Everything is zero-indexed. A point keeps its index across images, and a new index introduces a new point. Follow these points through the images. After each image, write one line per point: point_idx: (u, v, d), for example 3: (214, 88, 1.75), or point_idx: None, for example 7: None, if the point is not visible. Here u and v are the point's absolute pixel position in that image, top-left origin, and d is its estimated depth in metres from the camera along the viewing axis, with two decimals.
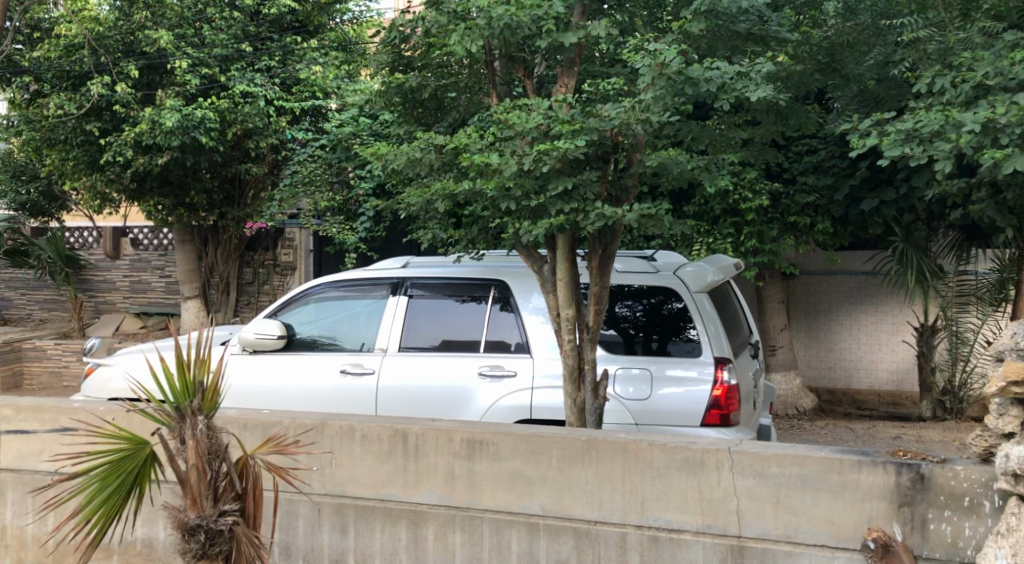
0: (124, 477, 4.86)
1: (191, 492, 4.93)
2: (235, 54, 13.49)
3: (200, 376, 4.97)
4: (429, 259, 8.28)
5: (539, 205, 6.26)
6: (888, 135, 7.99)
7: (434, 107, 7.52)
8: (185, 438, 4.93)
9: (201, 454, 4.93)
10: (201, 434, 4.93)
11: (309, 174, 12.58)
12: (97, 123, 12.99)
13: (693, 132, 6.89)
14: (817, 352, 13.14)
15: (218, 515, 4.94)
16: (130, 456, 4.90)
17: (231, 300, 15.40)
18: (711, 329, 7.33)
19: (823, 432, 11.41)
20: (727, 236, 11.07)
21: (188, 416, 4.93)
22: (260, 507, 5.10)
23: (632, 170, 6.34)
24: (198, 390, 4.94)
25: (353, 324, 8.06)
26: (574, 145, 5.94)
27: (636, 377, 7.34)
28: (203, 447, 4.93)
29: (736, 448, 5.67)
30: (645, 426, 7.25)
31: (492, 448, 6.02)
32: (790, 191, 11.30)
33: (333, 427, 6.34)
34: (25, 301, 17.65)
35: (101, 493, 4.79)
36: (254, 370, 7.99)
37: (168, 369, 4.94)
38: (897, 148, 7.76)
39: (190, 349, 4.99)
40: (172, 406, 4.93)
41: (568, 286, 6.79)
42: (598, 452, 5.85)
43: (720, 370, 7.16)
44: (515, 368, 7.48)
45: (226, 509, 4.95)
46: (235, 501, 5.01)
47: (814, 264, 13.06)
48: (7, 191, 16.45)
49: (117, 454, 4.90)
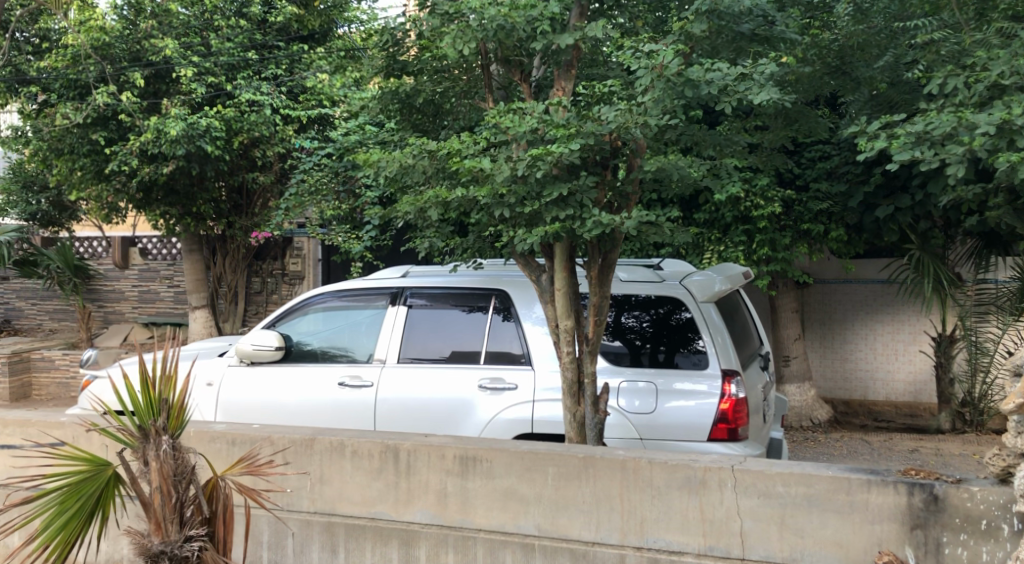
0: (83, 500, 4.90)
1: (155, 516, 5.00)
2: (241, 63, 13.38)
3: (166, 394, 5.03)
4: (430, 268, 8.05)
5: (534, 212, 6.04)
6: (897, 138, 7.67)
7: (431, 113, 7.36)
8: (149, 462, 5.00)
9: (167, 477, 5.01)
10: (166, 457, 5.00)
11: (315, 183, 12.30)
12: (103, 132, 12.76)
13: (698, 137, 6.65)
14: (832, 362, 12.84)
15: (184, 541, 5.03)
16: (90, 479, 4.94)
17: (239, 309, 15.19)
18: (718, 340, 7.07)
19: (838, 444, 11.11)
20: (738, 245, 10.78)
21: (152, 437, 4.99)
22: (229, 531, 5.18)
23: (632, 176, 6.09)
24: (163, 408, 5.00)
25: (351, 335, 7.83)
26: (569, 149, 5.74)
27: (641, 390, 7.09)
28: (169, 470, 5.00)
29: (740, 465, 5.41)
30: (649, 441, 7.01)
31: (485, 465, 5.79)
32: (803, 199, 11.03)
33: (322, 442, 6.11)
34: (35, 311, 17.50)
35: (61, 517, 4.83)
36: (250, 383, 7.78)
37: (133, 387, 4.99)
38: (906, 152, 7.49)
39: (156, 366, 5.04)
40: (136, 425, 4.97)
41: (567, 296, 6.56)
42: (595, 469, 5.60)
43: (727, 383, 6.90)
44: (516, 381, 7.24)
45: (192, 534, 5.04)
46: (203, 525, 5.10)
47: (829, 272, 12.78)
48: (18, 201, 16.35)
49: (78, 476, 4.95)
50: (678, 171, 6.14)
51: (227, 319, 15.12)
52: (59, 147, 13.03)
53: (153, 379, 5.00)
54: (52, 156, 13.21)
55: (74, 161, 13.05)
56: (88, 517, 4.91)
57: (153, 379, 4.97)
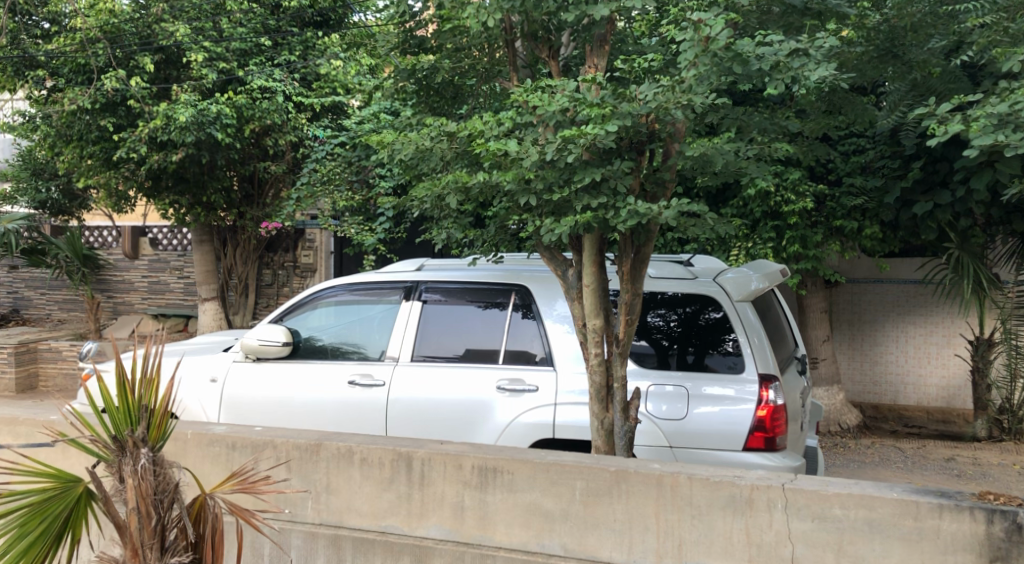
0: (49, 520, 4.59)
1: (131, 541, 4.60)
2: (254, 49, 12.91)
3: (147, 401, 4.62)
4: (445, 261, 7.55)
5: (563, 200, 5.60)
6: (975, 121, 7.18)
7: (450, 95, 6.93)
8: (125, 479, 4.59)
9: (146, 496, 4.58)
10: (145, 474, 4.57)
11: (328, 172, 11.87)
12: (112, 118, 12.27)
13: (740, 120, 6.13)
14: (861, 365, 12.20)
15: None
16: (57, 497, 4.63)
17: (249, 302, 14.70)
18: (755, 342, 6.55)
19: (871, 451, 10.57)
20: (768, 241, 10.20)
21: (130, 451, 4.58)
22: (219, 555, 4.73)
23: (670, 163, 5.57)
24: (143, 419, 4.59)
25: (362, 331, 7.35)
26: (604, 131, 5.26)
27: (670, 395, 6.58)
28: (149, 490, 4.58)
29: (791, 484, 4.91)
30: (680, 450, 6.50)
31: (507, 478, 5.30)
32: (835, 194, 10.45)
33: (329, 448, 5.66)
34: (43, 301, 17.07)
35: (23, 541, 4.50)
36: (254, 380, 7.31)
37: (112, 392, 4.58)
38: (988, 136, 6.96)
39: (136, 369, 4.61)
40: (111, 436, 4.58)
41: (595, 293, 6.03)
42: (628, 485, 5.11)
43: (765, 389, 6.40)
44: (537, 382, 6.74)
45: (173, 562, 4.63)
46: (189, 551, 4.70)
47: (860, 271, 12.15)
48: (28, 189, 15.90)
49: (43, 494, 4.63)
50: (720, 156, 5.59)
51: (236, 311, 14.64)
52: (66, 133, 12.53)
53: (131, 382, 4.61)
54: (60, 143, 12.74)
55: (83, 148, 12.56)
56: (55, 538, 4.60)
57: (131, 383, 4.57)
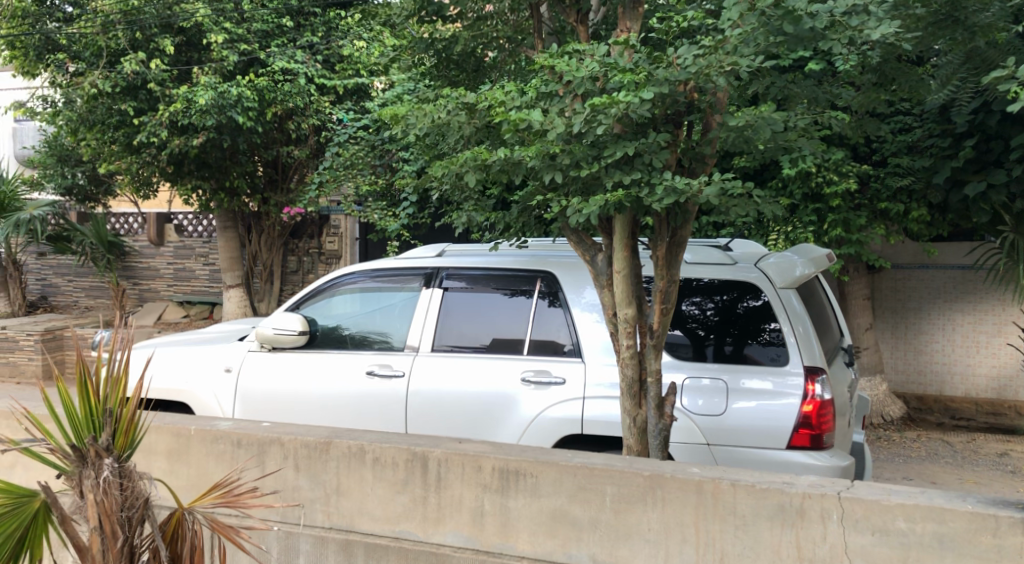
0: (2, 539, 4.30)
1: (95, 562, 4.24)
2: (276, 30, 12.50)
3: (113, 404, 4.31)
4: (468, 247, 7.10)
5: (592, 176, 5.15)
6: None
7: (471, 68, 6.64)
8: (85, 494, 4.24)
9: (111, 512, 4.23)
10: (108, 488, 4.21)
11: (351, 156, 11.40)
12: (133, 102, 11.87)
13: (788, 89, 5.58)
14: (905, 355, 11.61)
15: None
16: (9, 515, 4.32)
17: (275, 289, 14.27)
18: (799, 331, 6.05)
19: (917, 445, 10.01)
20: (808, 225, 9.62)
21: (92, 461, 4.23)
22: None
23: (710, 136, 5.12)
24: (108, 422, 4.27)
25: (383, 320, 6.92)
26: (638, 99, 4.80)
27: (706, 389, 6.11)
28: (114, 506, 4.23)
29: (847, 492, 4.44)
30: (718, 448, 6.03)
31: (531, 481, 4.87)
32: (880, 174, 9.91)
33: (339, 447, 5.26)
34: (71, 288, 16.77)
35: None
36: (267, 371, 6.91)
37: (71, 395, 4.27)
38: None
39: (101, 367, 4.32)
40: (73, 445, 4.25)
41: (627, 280, 5.53)
42: (664, 491, 4.65)
43: (811, 383, 5.91)
44: (564, 374, 6.28)
45: None
46: None
47: (903, 256, 11.58)
48: (54, 174, 15.49)
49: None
50: (768, 126, 5.10)
51: (261, 299, 14.25)
52: (90, 120, 12.05)
53: (95, 382, 4.29)
54: (82, 128, 12.39)
55: (104, 133, 12.22)
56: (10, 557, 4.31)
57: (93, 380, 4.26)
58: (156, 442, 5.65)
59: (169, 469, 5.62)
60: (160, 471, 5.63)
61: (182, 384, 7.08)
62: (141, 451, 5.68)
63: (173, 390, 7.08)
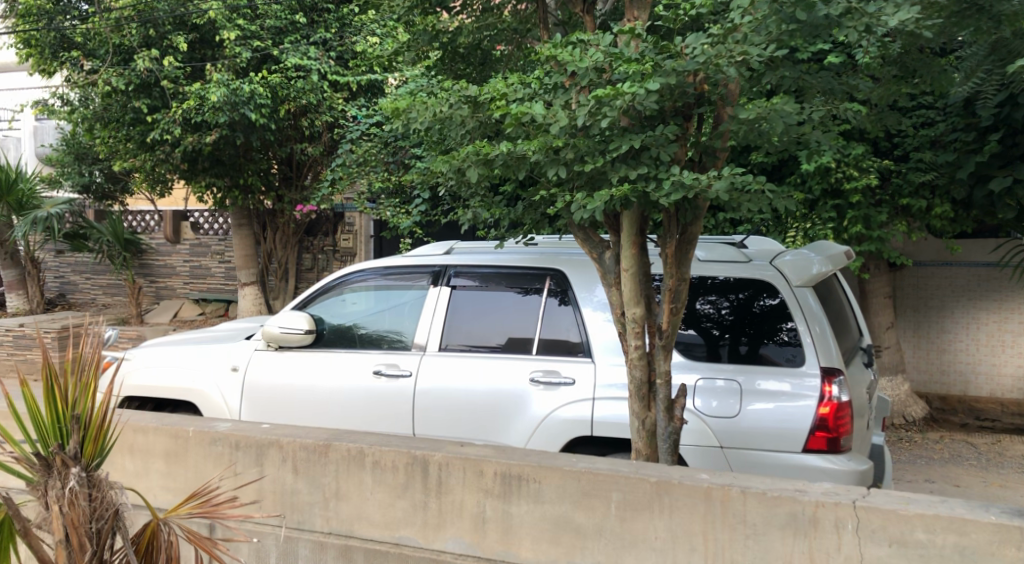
0: None
1: None
2: (290, 26, 12.23)
3: (81, 408, 4.20)
4: (477, 244, 6.94)
5: (597, 171, 4.98)
6: None
7: (478, 62, 6.52)
8: (50, 505, 4.16)
9: (78, 524, 4.15)
10: (74, 499, 4.13)
11: (364, 153, 11.22)
12: (146, 100, 11.69)
13: (802, 81, 5.43)
14: (928, 354, 11.36)
15: None
16: None
17: (290, 287, 14.12)
18: (816, 330, 5.86)
19: (940, 447, 9.78)
20: (827, 222, 9.39)
21: (58, 470, 4.15)
22: None
23: (721, 129, 4.94)
24: (75, 430, 4.18)
25: (392, 319, 6.76)
26: (643, 90, 4.64)
27: (720, 390, 5.92)
28: (81, 518, 4.15)
29: (863, 501, 4.26)
30: (731, 451, 5.84)
31: (534, 486, 4.70)
32: (901, 170, 9.66)
33: (339, 450, 5.11)
34: (89, 285, 16.71)
35: None
36: (273, 370, 6.77)
37: (37, 402, 4.17)
38: None
39: (68, 371, 4.21)
40: (40, 454, 4.17)
41: (635, 279, 5.34)
42: (671, 499, 4.48)
43: (828, 384, 5.71)
44: (573, 375, 6.11)
45: None
46: None
47: (926, 253, 11.33)
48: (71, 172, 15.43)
49: None
50: (783, 118, 4.91)
51: (276, 297, 14.12)
52: (105, 116, 12.11)
53: (62, 386, 4.18)
54: (97, 125, 12.31)
55: (119, 131, 12.10)
56: None
57: (59, 385, 4.14)
58: (154, 443, 5.51)
59: (166, 472, 5.48)
60: (158, 473, 5.50)
61: (187, 383, 6.95)
62: (138, 452, 5.55)
63: (178, 389, 6.96)
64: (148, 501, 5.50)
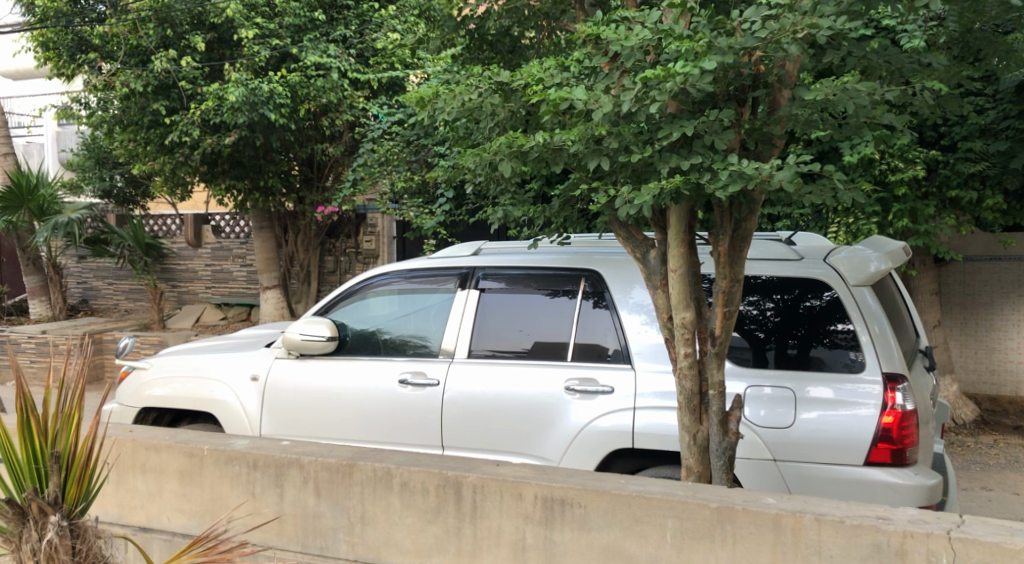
0: None
1: None
2: (309, 24, 11.66)
3: (60, 447, 3.95)
4: (506, 244, 6.52)
5: (646, 162, 4.62)
6: None
7: (506, 50, 6.22)
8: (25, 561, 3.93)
9: None
10: (54, 551, 3.90)
11: (386, 152, 10.82)
12: (164, 102, 11.24)
13: (866, 60, 4.92)
14: (977, 353, 10.83)
15: None
16: None
17: (313, 290, 13.74)
18: (876, 331, 5.39)
19: (995, 452, 9.27)
20: (871, 216, 8.80)
21: (34, 519, 3.92)
22: None
23: (780, 114, 4.52)
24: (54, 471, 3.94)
25: (418, 324, 6.34)
26: (699, 69, 4.23)
27: (770, 398, 5.45)
28: None
29: (958, 531, 3.91)
30: (786, 464, 5.38)
31: (579, 512, 4.37)
32: (949, 160, 9.11)
33: (364, 470, 4.75)
34: (111, 290, 16.40)
35: None
36: (293, 378, 6.36)
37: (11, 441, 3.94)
38: None
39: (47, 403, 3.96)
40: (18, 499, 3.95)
41: (684, 280, 4.90)
42: (735, 527, 4.13)
43: (891, 391, 5.25)
44: (612, 382, 5.68)
45: None
46: None
47: (974, 247, 10.80)
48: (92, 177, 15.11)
49: None
50: (854, 101, 4.47)
51: (299, 300, 13.72)
52: (124, 118, 11.72)
53: (40, 423, 3.94)
54: (116, 128, 11.91)
55: (139, 133, 11.69)
56: None
57: (35, 418, 3.90)
58: (167, 462, 5.12)
59: (180, 493, 5.08)
60: (171, 493, 5.10)
61: (205, 393, 6.57)
62: (150, 472, 5.15)
63: (195, 400, 6.59)
64: (159, 525, 5.11)
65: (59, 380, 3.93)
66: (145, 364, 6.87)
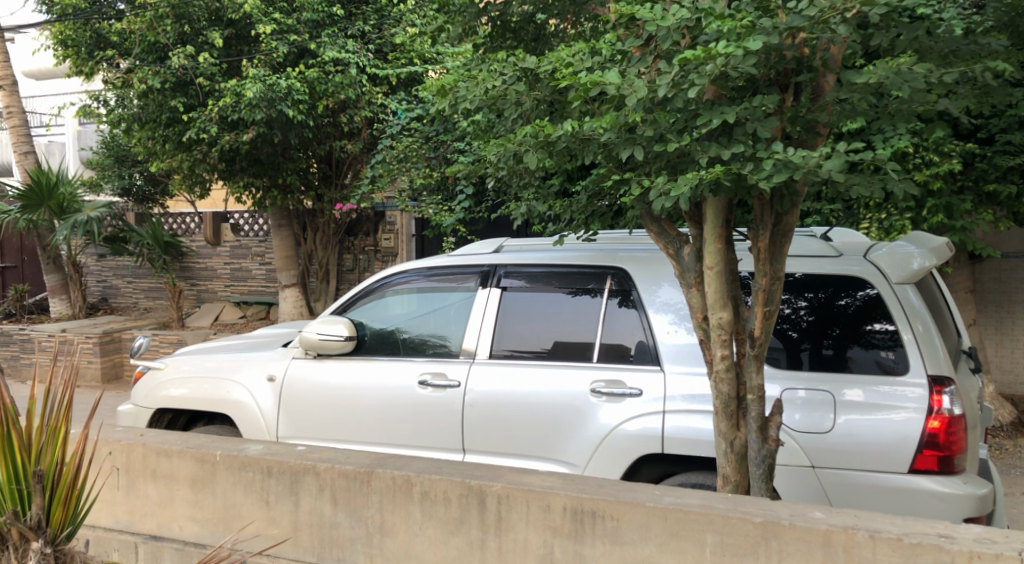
0: None
1: None
2: (327, 19, 11.41)
3: (42, 465, 3.76)
4: (528, 241, 6.27)
5: (683, 151, 4.40)
6: None
7: (530, 37, 5.99)
8: None
9: None
10: None
11: (404, 149, 10.39)
12: (182, 99, 11.03)
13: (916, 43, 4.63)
14: (1013, 353, 10.48)
15: None
16: None
17: (332, 288, 13.51)
18: (919, 330, 5.09)
19: None
20: (905, 211, 8.48)
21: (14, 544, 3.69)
22: None
23: (825, 100, 4.31)
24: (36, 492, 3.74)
25: (437, 323, 6.10)
26: (742, 50, 4.03)
27: (808, 401, 5.17)
28: None
29: None
30: (824, 472, 5.09)
31: (613, 525, 4.12)
32: (986, 153, 8.74)
33: (383, 478, 4.52)
34: (130, 289, 16.24)
35: None
36: (309, 379, 6.14)
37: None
38: None
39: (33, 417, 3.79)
40: None
41: (721, 277, 4.63)
42: (780, 543, 3.90)
43: (937, 394, 4.94)
44: (640, 384, 5.41)
45: None
46: None
47: (1010, 243, 10.46)
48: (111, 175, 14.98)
49: None
50: (906, 84, 4.21)
51: (318, 299, 13.47)
52: (142, 115, 11.42)
53: (25, 439, 3.77)
54: (135, 126, 11.65)
55: (156, 131, 11.47)
56: None
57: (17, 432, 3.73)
58: (178, 468, 4.90)
59: (192, 500, 4.86)
60: (183, 501, 4.88)
61: (218, 394, 6.36)
62: (161, 478, 4.93)
63: (208, 401, 6.38)
64: (171, 534, 4.89)
65: (45, 388, 3.74)
66: (157, 364, 6.67)
